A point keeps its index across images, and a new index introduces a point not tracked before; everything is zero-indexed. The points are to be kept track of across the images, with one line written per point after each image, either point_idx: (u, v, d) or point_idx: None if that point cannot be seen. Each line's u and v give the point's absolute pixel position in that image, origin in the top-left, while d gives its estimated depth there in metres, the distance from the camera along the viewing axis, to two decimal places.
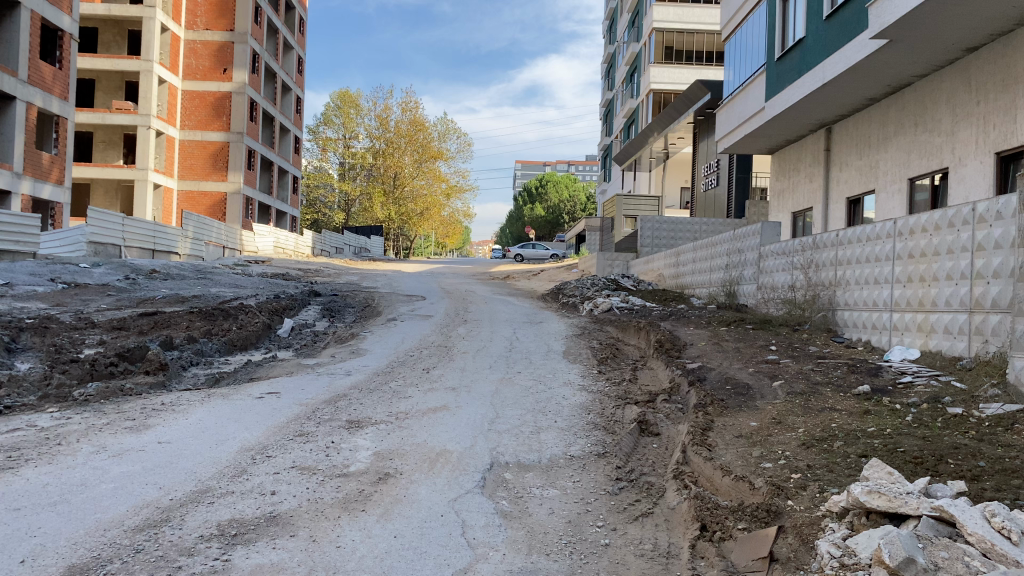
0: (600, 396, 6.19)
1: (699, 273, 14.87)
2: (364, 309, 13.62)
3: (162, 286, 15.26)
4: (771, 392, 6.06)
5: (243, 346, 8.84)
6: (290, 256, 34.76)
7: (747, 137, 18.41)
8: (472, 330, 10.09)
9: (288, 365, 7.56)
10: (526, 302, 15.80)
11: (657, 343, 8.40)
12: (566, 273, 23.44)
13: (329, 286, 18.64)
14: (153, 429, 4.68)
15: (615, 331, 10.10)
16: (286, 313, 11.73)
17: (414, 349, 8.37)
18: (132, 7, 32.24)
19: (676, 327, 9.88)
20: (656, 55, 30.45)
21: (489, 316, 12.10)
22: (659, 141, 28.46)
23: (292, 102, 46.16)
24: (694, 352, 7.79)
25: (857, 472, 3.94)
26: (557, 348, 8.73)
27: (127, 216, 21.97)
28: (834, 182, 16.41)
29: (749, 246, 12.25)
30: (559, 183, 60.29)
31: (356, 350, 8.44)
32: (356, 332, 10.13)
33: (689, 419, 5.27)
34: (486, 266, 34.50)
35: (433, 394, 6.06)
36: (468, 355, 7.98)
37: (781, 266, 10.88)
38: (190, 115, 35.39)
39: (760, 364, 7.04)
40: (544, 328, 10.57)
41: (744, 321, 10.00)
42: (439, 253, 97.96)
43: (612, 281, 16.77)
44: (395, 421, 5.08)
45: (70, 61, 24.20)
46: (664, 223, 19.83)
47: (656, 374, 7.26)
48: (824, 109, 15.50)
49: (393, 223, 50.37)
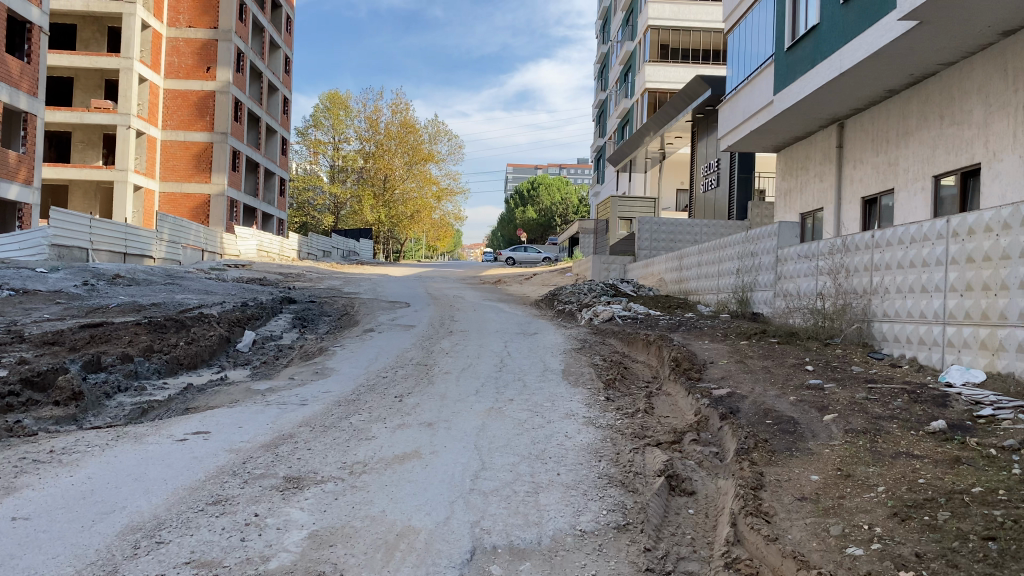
0: (612, 435, 4.97)
1: (706, 278, 13.67)
2: (340, 318, 12.40)
3: (122, 293, 13.97)
4: (824, 431, 4.85)
5: (192, 365, 7.62)
6: (274, 259, 33.41)
7: (752, 134, 17.26)
8: (458, 343, 8.88)
9: (239, 391, 6.32)
10: (519, 309, 14.59)
11: (672, 361, 7.19)
12: (560, 278, 22.22)
13: (307, 291, 17.42)
14: (16, 495, 3.45)
15: (621, 346, 8.89)
16: (252, 324, 10.51)
17: (389, 369, 7.13)
18: (111, 2, 30.96)
19: (689, 340, 8.68)
20: (652, 54, 29.38)
21: (478, 326, 10.87)
22: (655, 142, 27.34)
23: (279, 102, 44.88)
24: (717, 374, 6.60)
25: (995, 567, 2.75)
26: (556, 366, 7.50)
27: (96, 217, 20.66)
28: (847, 181, 15.28)
29: (765, 249, 11.08)
30: (551, 185, 59.18)
31: (322, 370, 7.21)
32: (326, 347, 8.88)
33: (732, 474, 4.10)
34: (477, 270, 33.26)
35: (403, 433, 4.84)
36: (452, 377, 6.74)
37: (804, 272, 9.73)
38: (171, 115, 34.05)
39: (801, 390, 5.85)
40: (540, 341, 9.34)
41: (765, 333, 8.84)
42: (430, 257, 96.84)
43: (611, 287, 15.53)
44: (348, 479, 3.85)
45: (40, 56, 22.89)
46: (665, 225, 18.66)
47: (674, 402, 6.06)
48: (838, 103, 14.36)
49: (382, 225, 49.04)
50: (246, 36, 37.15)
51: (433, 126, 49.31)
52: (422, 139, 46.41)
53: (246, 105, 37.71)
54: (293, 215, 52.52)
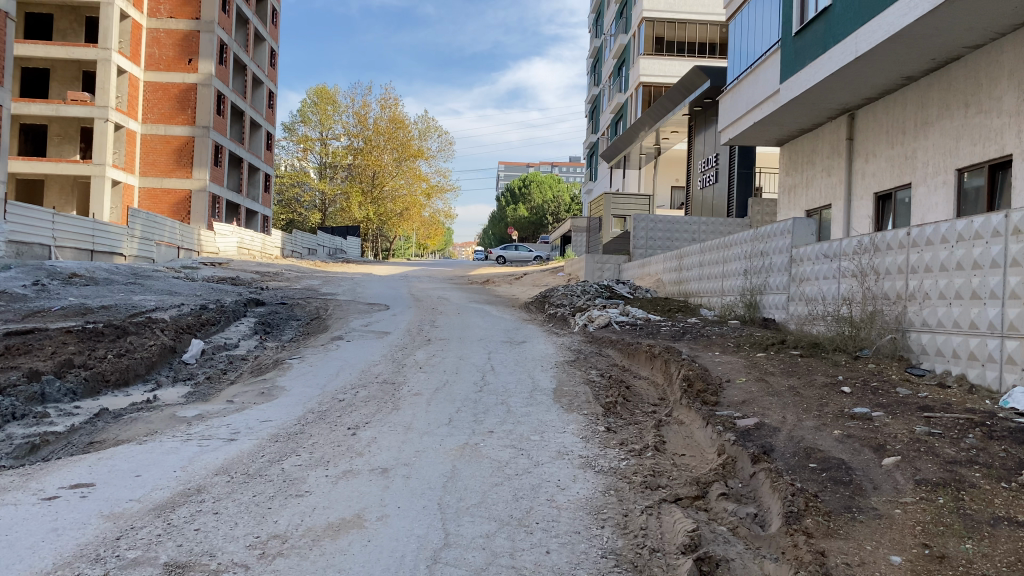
0: (616, 485, 3.90)
1: (708, 280, 12.63)
2: (308, 323, 11.32)
3: (75, 294, 12.86)
4: (888, 480, 3.79)
5: (121, 382, 6.51)
6: (256, 257, 32.22)
7: (756, 126, 16.19)
8: (433, 353, 7.80)
9: (161, 418, 5.20)
10: (506, 313, 13.50)
11: (683, 378, 6.11)
12: (551, 278, 21.16)
13: (280, 292, 16.29)
14: None
15: (619, 357, 7.83)
16: (207, 330, 9.39)
17: (348, 389, 6.00)
18: None
19: (698, 352, 7.61)
20: (646, 47, 28.29)
21: (459, 333, 9.79)
22: (650, 137, 26.22)
23: (264, 96, 43.61)
24: (737, 399, 5.56)
25: None
26: (546, 385, 6.42)
27: (60, 213, 19.53)
28: (858, 175, 14.27)
29: (778, 248, 10.03)
30: (543, 183, 57.66)
31: (270, 392, 6.07)
32: (283, 359, 7.76)
33: (786, 561, 3.03)
34: (466, 268, 32.12)
35: (346, 484, 3.76)
36: (422, 400, 5.64)
37: (825, 274, 8.67)
38: (151, 108, 32.76)
39: (843, 422, 4.79)
40: (526, 351, 8.28)
41: (783, 344, 7.79)
42: (421, 254, 95.78)
43: (606, 288, 14.50)
44: (255, 567, 2.76)
45: (6, 42, 21.58)
46: (662, 224, 17.61)
47: (688, 434, 4.99)
48: (849, 91, 13.30)
49: (370, 223, 47.81)
50: (229, 28, 35.81)
51: (422, 121, 48.15)
52: (412, 135, 45.21)
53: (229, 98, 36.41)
54: (279, 212, 51.18)
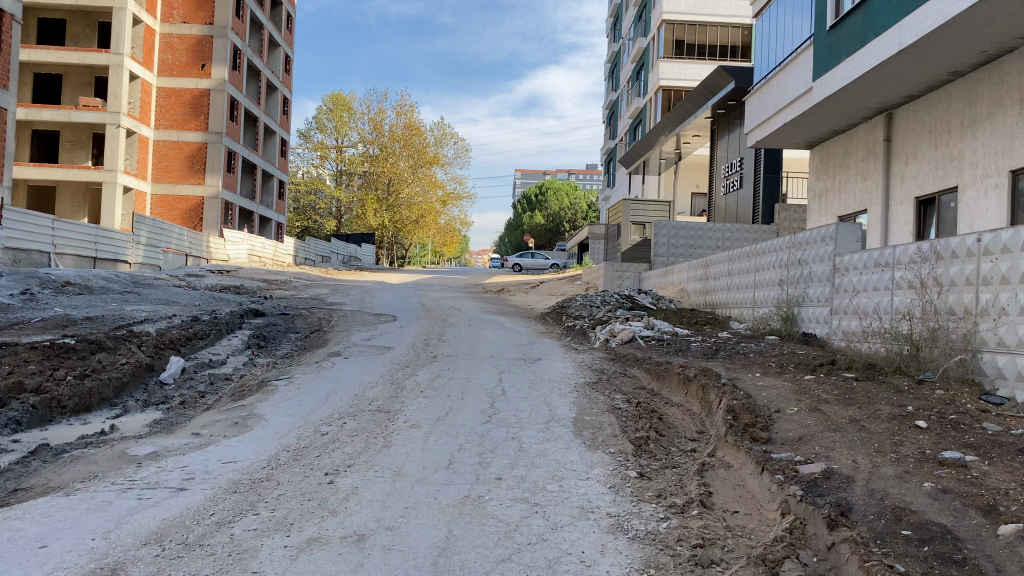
0: (656, 561, 3.04)
1: (738, 291, 11.70)
2: (307, 336, 10.53)
3: (63, 304, 12.10)
4: (1012, 560, 2.88)
5: (80, 409, 5.72)
6: (267, 265, 31.54)
7: (786, 128, 15.24)
8: (438, 374, 6.96)
9: (107, 457, 4.35)
10: (521, 325, 12.62)
11: (726, 409, 5.21)
12: (568, 287, 20.30)
13: (284, 302, 15.52)
14: None
15: (647, 380, 6.95)
16: (193, 346, 8.56)
17: (334, 420, 5.16)
18: None
19: (738, 375, 6.71)
20: (666, 50, 27.41)
21: (468, 348, 8.94)
22: (671, 142, 25.27)
23: (279, 102, 43.05)
24: (792, 436, 4.67)
25: None
26: (565, 413, 5.55)
27: (60, 218, 18.86)
28: (897, 178, 13.31)
29: (820, 256, 9.11)
30: (560, 190, 56.94)
31: (245, 423, 5.24)
32: (269, 380, 6.93)
33: None
34: (481, 277, 31.29)
35: (309, 559, 2.92)
36: (419, 434, 4.78)
37: (876, 284, 7.74)
38: (164, 114, 32.17)
39: (930, 470, 3.88)
40: (540, 370, 7.40)
41: (833, 365, 6.88)
42: (436, 262, 95.34)
43: (627, 298, 13.62)
44: None
45: (12, 45, 20.97)
46: (683, 230, 16.71)
47: (739, 483, 4.12)
48: (888, 88, 12.36)
49: (385, 230, 46.99)
50: (242, 33, 35.22)
51: (439, 129, 47.45)
52: (428, 142, 44.49)
53: (243, 104, 35.81)
54: (294, 220, 50.51)
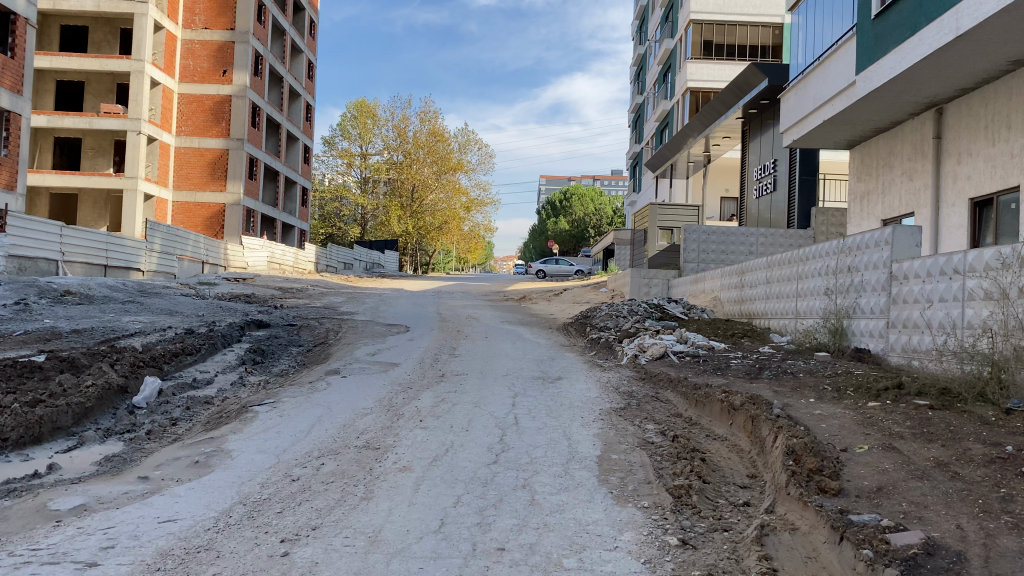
0: None
1: (778, 300, 10.75)
2: (308, 350, 9.75)
3: (56, 315, 11.37)
4: None
5: (26, 441, 4.95)
6: (287, 272, 30.88)
7: (825, 125, 14.21)
8: (442, 399, 6.11)
9: (21, 513, 3.51)
10: (543, 337, 11.74)
11: (784, 450, 4.29)
12: (593, 295, 19.41)
13: (293, 311, 14.78)
14: None
15: (683, 406, 6.05)
16: (180, 363, 7.77)
17: (310, 461, 4.33)
18: (123, 3, 28.75)
19: (789, 403, 5.80)
20: (694, 50, 26.46)
21: (479, 365, 8.10)
22: (699, 144, 24.25)
23: (301, 109, 42.57)
24: (868, 487, 3.76)
25: None
26: (587, 450, 4.68)
27: (68, 226, 18.27)
28: (948, 179, 12.23)
29: (873, 262, 8.15)
30: (585, 196, 56.02)
31: (206, 462, 4.39)
32: (252, 405, 6.11)
33: None
34: (504, 284, 30.55)
35: None
36: (408, 482, 3.94)
37: (943, 294, 6.76)
38: (186, 120, 31.67)
39: None
40: (561, 393, 6.54)
41: (899, 389, 5.90)
42: (460, 268, 95.04)
43: (657, 307, 12.70)
44: None
45: (26, 51, 20.39)
46: (715, 236, 15.74)
47: (811, 555, 3.22)
48: (942, 82, 11.30)
49: (409, 237, 46.30)
50: (264, 38, 34.70)
51: (462, 135, 46.71)
52: (451, 148, 43.79)
53: (265, 111, 35.32)
54: (318, 227, 50.09)
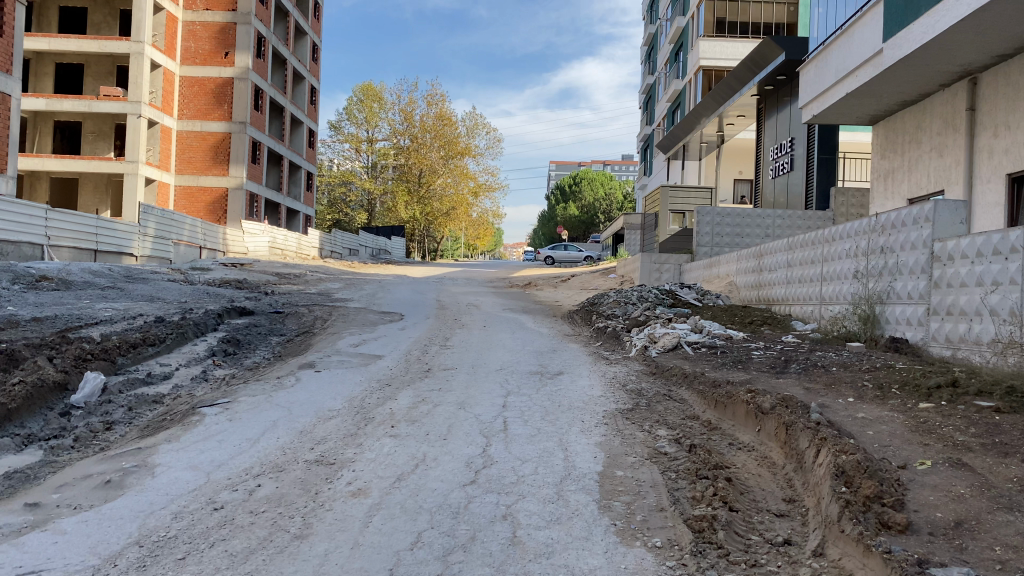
0: None
1: (800, 285, 9.88)
2: (288, 340, 8.97)
3: (24, 302, 10.57)
4: None
5: None
6: (289, 258, 30.07)
7: (851, 99, 13.22)
8: (421, 398, 5.29)
9: None
10: (546, 326, 10.88)
11: (832, 469, 3.44)
12: (601, 280, 18.56)
13: (282, 298, 13.97)
14: None
15: (700, 408, 5.22)
16: (139, 356, 6.96)
17: (244, 481, 3.52)
18: None
19: (824, 403, 4.95)
20: (706, 28, 25.47)
21: (471, 358, 7.27)
22: (713, 124, 23.24)
23: (305, 92, 41.65)
24: (944, 520, 2.91)
25: None
26: (588, 466, 3.85)
27: (54, 208, 17.52)
28: (982, 154, 11.24)
29: (911, 241, 7.26)
30: (594, 180, 55.04)
31: (120, 482, 3.59)
32: (205, 404, 5.33)
33: None
34: (509, 270, 29.68)
35: None
36: (358, 510, 3.14)
37: (999, 276, 5.88)
38: (187, 104, 30.83)
39: None
40: (558, 391, 5.71)
41: (954, 387, 5.04)
42: (468, 254, 94.36)
43: (669, 294, 11.83)
44: None
45: (15, 28, 19.23)
46: (730, 218, 14.83)
47: None
48: (981, 49, 10.31)
49: (415, 223, 45.51)
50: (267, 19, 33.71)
51: (470, 119, 45.79)
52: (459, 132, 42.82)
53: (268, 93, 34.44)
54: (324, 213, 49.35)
